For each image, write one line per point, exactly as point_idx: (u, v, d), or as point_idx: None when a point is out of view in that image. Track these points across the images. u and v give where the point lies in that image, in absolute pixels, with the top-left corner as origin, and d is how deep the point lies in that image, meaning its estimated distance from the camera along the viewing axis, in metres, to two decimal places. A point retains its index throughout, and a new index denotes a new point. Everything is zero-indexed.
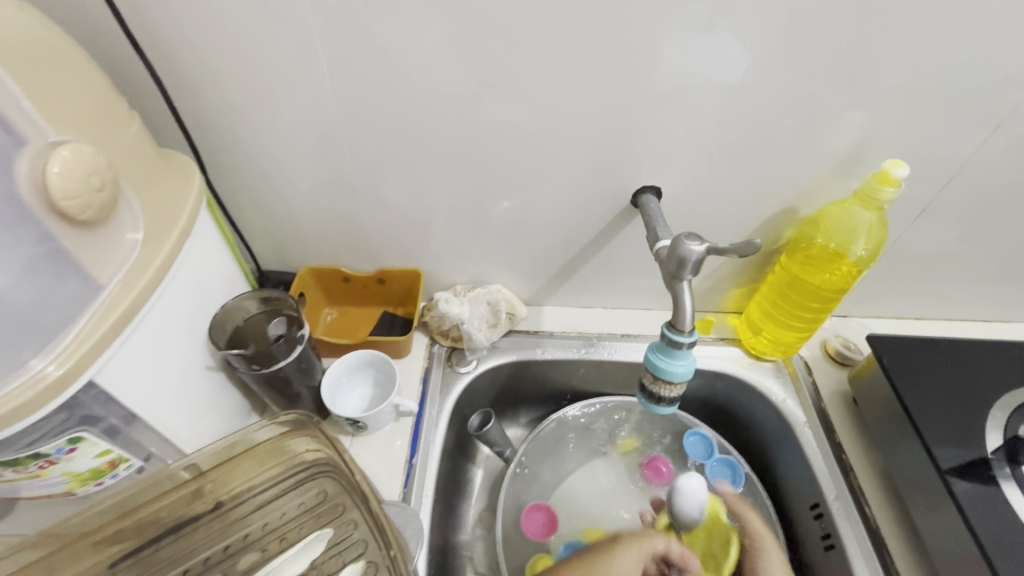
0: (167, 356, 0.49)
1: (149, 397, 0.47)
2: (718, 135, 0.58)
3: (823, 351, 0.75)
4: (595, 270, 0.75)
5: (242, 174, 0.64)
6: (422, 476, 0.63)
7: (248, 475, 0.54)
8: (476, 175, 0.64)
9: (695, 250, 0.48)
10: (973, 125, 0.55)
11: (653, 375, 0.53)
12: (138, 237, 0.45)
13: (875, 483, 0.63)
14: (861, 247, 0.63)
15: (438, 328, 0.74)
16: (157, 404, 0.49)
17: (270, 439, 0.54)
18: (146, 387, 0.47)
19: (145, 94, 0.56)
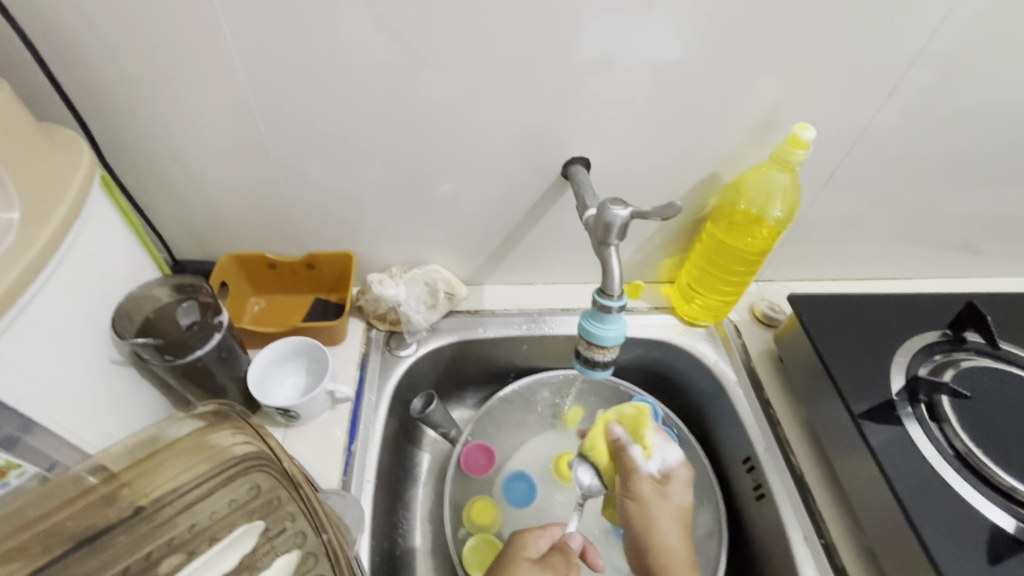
0: (61, 349, 0.44)
1: (43, 396, 0.43)
2: (642, 105, 0.59)
3: (750, 315, 0.79)
4: (532, 246, 0.75)
5: (145, 155, 0.59)
6: (362, 462, 0.61)
7: (168, 477, 0.50)
8: (403, 151, 0.62)
9: (619, 215, 0.49)
10: (871, 92, 0.59)
11: (587, 341, 0.54)
12: (15, 217, 0.41)
13: (799, 434, 0.67)
14: (777, 209, 0.66)
15: (374, 312, 0.72)
16: (55, 403, 0.45)
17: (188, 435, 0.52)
18: (37, 384, 0.42)
19: (22, 67, 0.50)
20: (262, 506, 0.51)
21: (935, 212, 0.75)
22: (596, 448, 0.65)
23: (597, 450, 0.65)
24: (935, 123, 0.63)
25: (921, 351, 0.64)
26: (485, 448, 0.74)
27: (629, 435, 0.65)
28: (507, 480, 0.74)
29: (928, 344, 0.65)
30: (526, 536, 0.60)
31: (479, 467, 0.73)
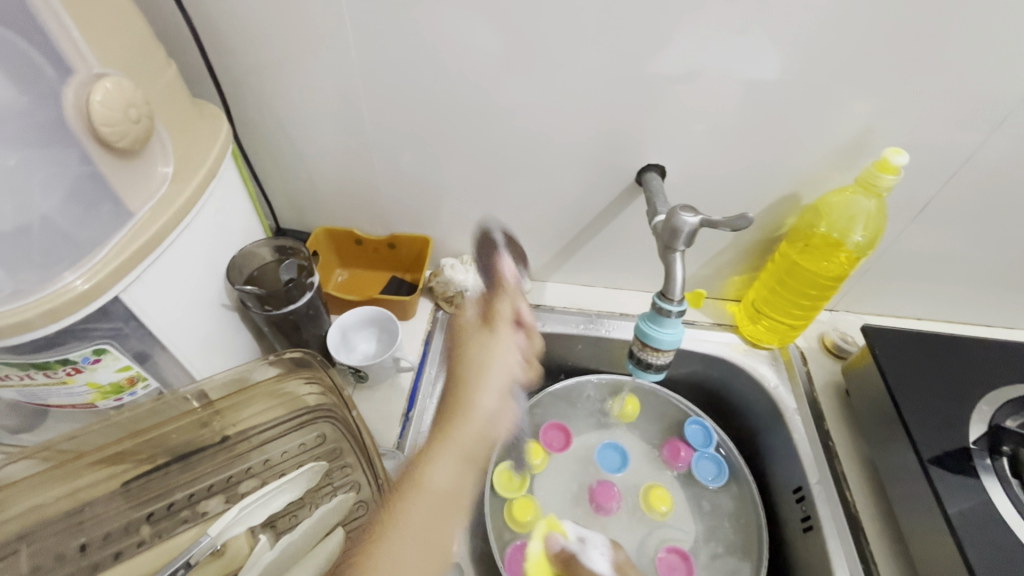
0: (186, 288, 0.52)
1: (170, 326, 0.51)
2: (724, 118, 0.59)
3: (819, 343, 0.76)
4: (598, 249, 0.77)
5: (266, 131, 0.67)
6: (417, 428, 0.66)
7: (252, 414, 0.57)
8: (488, 146, 0.66)
9: (689, 221, 0.50)
10: (975, 123, 0.56)
11: (642, 342, 0.55)
12: (168, 172, 0.47)
13: (858, 472, 0.64)
14: (859, 234, 0.64)
15: (442, 294, 0.77)
16: (177, 334, 0.53)
17: (268, 380, 0.57)
18: (166, 315, 0.50)
19: (185, 49, 0.59)
20: (328, 453, 0.57)
21: None
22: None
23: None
24: None
25: (1010, 403, 0.59)
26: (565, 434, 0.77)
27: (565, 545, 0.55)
28: (600, 449, 0.76)
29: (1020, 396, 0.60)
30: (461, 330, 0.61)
31: (562, 438, 0.76)
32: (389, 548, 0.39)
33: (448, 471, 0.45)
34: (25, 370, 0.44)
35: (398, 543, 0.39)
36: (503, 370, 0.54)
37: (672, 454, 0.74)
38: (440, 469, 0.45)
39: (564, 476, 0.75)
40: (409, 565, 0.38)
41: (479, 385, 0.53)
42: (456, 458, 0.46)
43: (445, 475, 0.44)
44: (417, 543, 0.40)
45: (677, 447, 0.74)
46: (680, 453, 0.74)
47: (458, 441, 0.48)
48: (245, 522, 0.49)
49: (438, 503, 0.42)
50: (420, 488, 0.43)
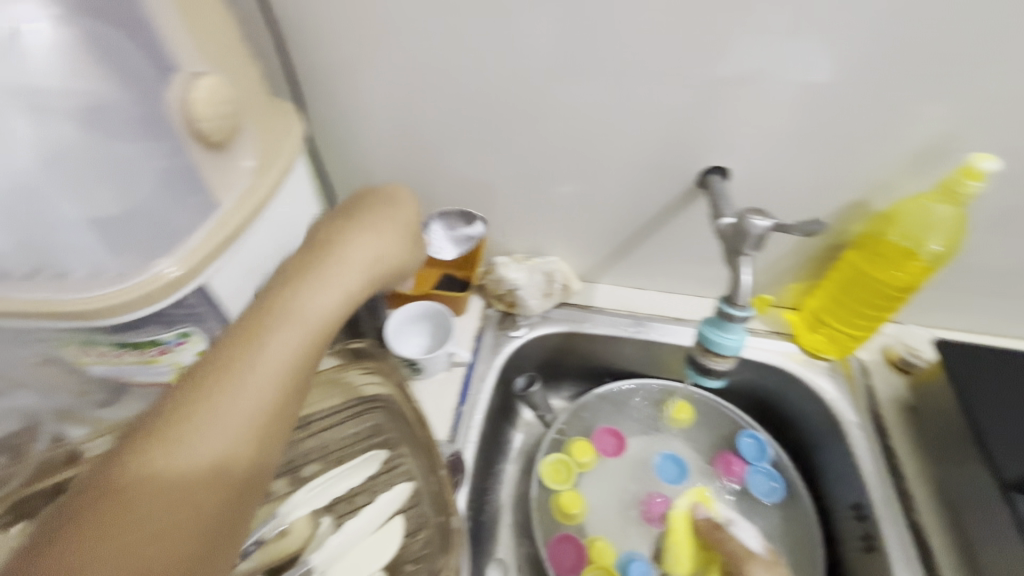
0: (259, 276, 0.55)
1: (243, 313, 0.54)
2: (795, 121, 0.58)
3: (883, 357, 0.73)
4: (653, 252, 0.76)
5: (332, 128, 0.69)
6: (469, 424, 0.66)
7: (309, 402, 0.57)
8: (547, 146, 0.66)
9: (760, 225, 0.49)
10: None
11: (704, 347, 0.54)
12: (251, 165, 0.49)
13: (926, 493, 0.61)
14: (936, 243, 0.61)
15: (493, 292, 0.77)
16: None
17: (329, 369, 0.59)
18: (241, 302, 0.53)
19: (263, 49, 0.61)
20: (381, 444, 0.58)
21: None
22: (677, 556, 0.65)
23: (681, 560, 0.65)
24: None
25: None
26: (619, 438, 0.77)
27: (710, 512, 0.67)
28: (659, 461, 0.75)
29: None
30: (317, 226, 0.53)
31: (618, 442, 0.76)
32: (183, 437, 0.33)
33: (277, 353, 0.39)
34: (119, 349, 0.47)
35: (203, 427, 0.34)
36: (341, 280, 0.46)
37: (724, 468, 0.73)
38: (277, 337, 0.40)
39: (608, 477, 0.75)
40: (217, 454, 0.34)
41: (314, 281, 0.45)
42: (287, 350, 0.40)
43: (287, 341, 0.40)
44: (225, 428, 0.35)
45: (729, 460, 0.73)
46: (732, 466, 0.73)
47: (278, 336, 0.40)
48: (309, 504, 0.51)
49: (261, 400, 0.37)
50: (241, 368, 0.37)
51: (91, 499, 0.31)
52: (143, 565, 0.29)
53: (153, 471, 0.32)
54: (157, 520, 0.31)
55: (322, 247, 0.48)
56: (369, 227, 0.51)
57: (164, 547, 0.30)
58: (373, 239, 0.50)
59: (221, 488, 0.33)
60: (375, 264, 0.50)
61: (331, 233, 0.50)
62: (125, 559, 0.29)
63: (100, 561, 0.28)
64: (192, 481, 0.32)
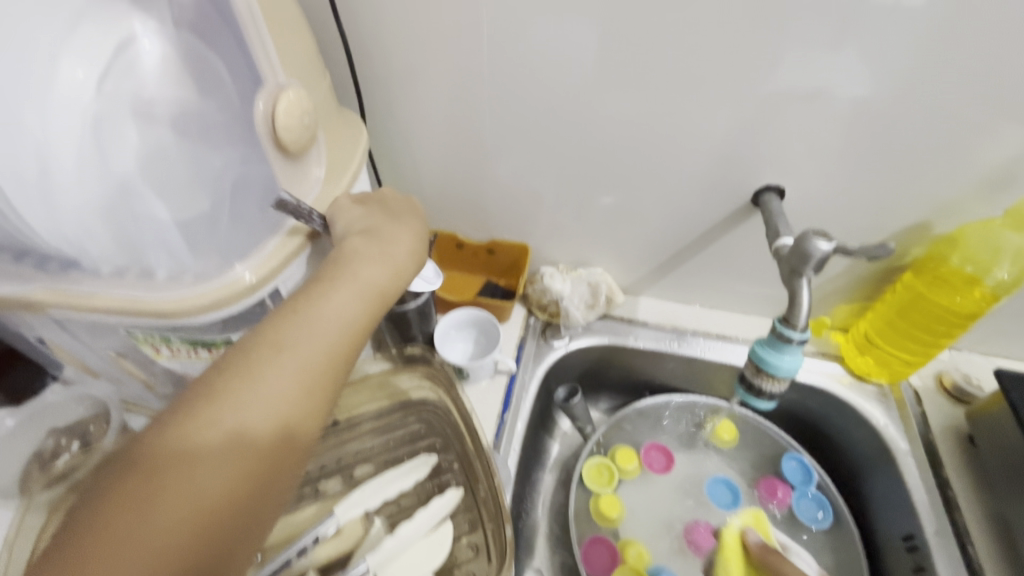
0: None
1: None
2: (857, 142, 0.57)
3: (936, 383, 0.71)
4: (700, 268, 0.76)
5: (390, 138, 0.71)
6: (511, 431, 0.67)
7: (360, 403, 0.61)
8: (600, 160, 0.67)
9: (822, 247, 0.48)
10: None
11: (757, 367, 0.54)
12: (320, 174, 0.51)
13: (983, 528, 0.59)
14: (1003, 270, 0.59)
15: (537, 301, 0.78)
16: None
17: (381, 373, 0.62)
18: None
19: (331, 61, 0.64)
20: (428, 448, 0.59)
21: None
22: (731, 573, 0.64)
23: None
24: None
25: None
26: (666, 454, 0.77)
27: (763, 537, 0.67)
28: (710, 483, 0.75)
29: None
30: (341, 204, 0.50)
31: (664, 460, 0.76)
32: (226, 413, 0.35)
33: (322, 329, 0.41)
34: (193, 346, 0.48)
35: (243, 403, 0.36)
36: (382, 265, 0.47)
37: (768, 493, 0.73)
38: (322, 314, 0.41)
39: (647, 490, 0.75)
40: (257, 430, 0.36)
41: (356, 260, 0.45)
42: (333, 321, 0.42)
43: (330, 319, 0.41)
44: (267, 405, 0.37)
45: (773, 485, 0.73)
46: (777, 492, 0.72)
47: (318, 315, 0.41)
48: (364, 504, 0.52)
49: (297, 372, 0.38)
50: (284, 348, 0.38)
51: (138, 465, 0.33)
52: (161, 531, 0.31)
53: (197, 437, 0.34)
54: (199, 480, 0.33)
55: (358, 229, 0.48)
56: (392, 216, 0.52)
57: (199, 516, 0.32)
58: (403, 228, 0.51)
59: (250, 462, 0.35)
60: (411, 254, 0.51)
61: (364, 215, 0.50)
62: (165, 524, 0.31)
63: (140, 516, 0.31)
64: (227, 451, 0.34)
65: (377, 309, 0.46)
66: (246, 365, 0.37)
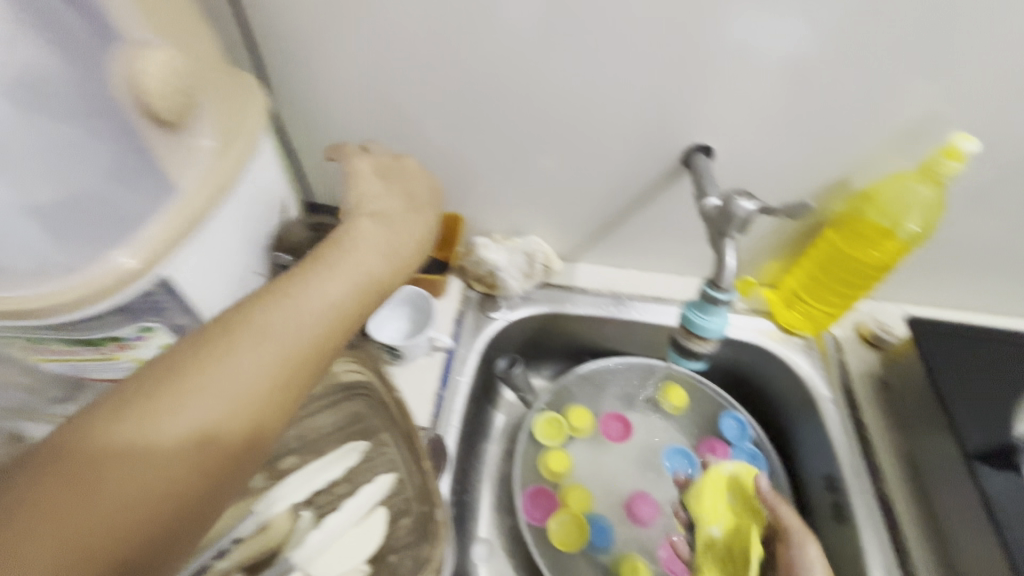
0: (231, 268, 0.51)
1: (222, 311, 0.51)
2: (780, 99, 0.57)
3: (856, 332, 0.75)
4: (634, 231, 0.75)
5: (301, 103, 0.65)
6: (450, 408, 0.65)
7: None
8: (529, 123, 0.64)
9: (745, 207, 0.48)
10: None
11: (686, 330, 0.54)
12: (209, 144, 0.45)
13: (894, 463, 0.64)
14: (913, 223, 0.61)
15: (473, 273, 0.75)
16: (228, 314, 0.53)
17: None
18: (216, 298, 0.49)
19: (221, 16, 0.56)
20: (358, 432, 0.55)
21: None
22: (707, 505, 0.63)
23: (711, 511, 0.63)
24: None
25: None
26: (620, 418, 0.79)
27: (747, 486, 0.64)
28: (669, 452, 0.76)
29: None
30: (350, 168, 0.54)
31: (625, 426, 0.78)
32: (183, 399, 0.31)
33: (302, 317, 0.37)
34: (73, 346, 0.44)
35: (212, 381, 0.32)
36: (385, 243, 0.48)
37: (708, 453, 0.75)
38: (310, 294, 0.39)
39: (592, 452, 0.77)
40: (210, 417, 0.31)
41: (364, 238, 0.47)
42: (320, 307, 0.39)
43: (320, 296, 0.40)
44: (232, 388, 0.33)
45: (712, 446, 0.75)
46: (716, 452, 0.74)
47: (307, 292, 0.39)
48: (288, 499, 0.50)
49: (286, 355, 0.36)
50: (265, 331, 0.35)
51: (48, 461, 0.28)
52: (79, 532, 0.26)
53: (147, 423, 0.30)
54: (143, 472, 0.29)
55: (368, 210, 0.51)
56: (404, 195, 0.55)
57: (104, 532, 0.27)
58: (413, 214, 0.53)
59: (199, 461, 0.30)
60: (419, 240, 0.52)
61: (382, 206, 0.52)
62: (99, 523, 0.27)
63: (50, 519, 0.26)
64: (182, 444, 0.30)
65: (370, 296, 0.44)
66: (217, 342, 0.34)
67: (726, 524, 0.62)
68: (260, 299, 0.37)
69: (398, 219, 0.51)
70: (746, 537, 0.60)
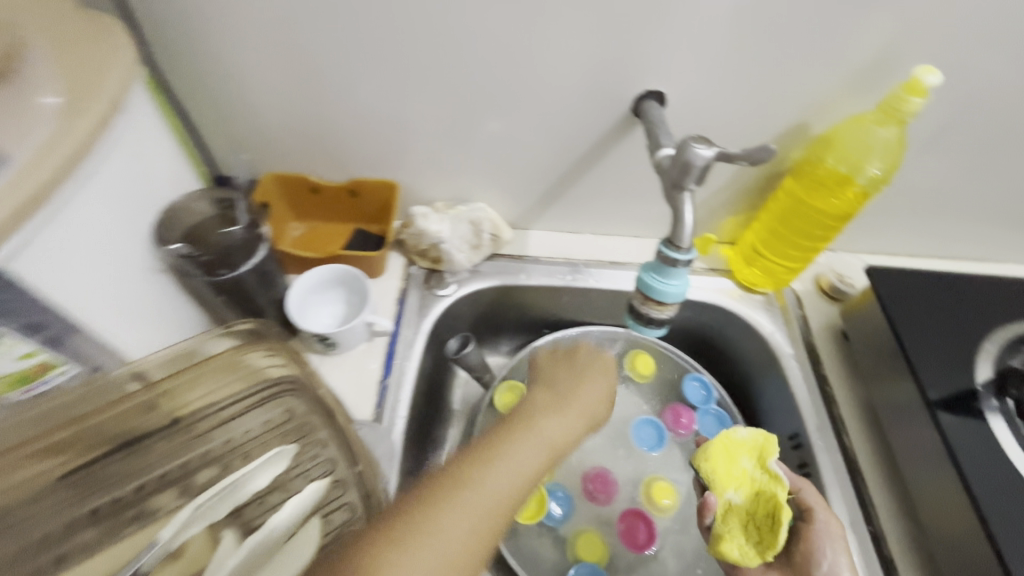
0: (116, 262, 0.44)
1: (107, 312, 0.43)
2: (734, 34, 0.52)
3: (815, 286, 0.73)
4: (587, 191, 0.70)
5: (194, 57, 0.56)
6: (396, 397, 0.59)
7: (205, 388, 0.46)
8: (462, 71, 0.57)
9: (702, 154, 0.43)
10: (997, 42, 0.51)
11: (644, 296, 0.49)
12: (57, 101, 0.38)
13: (857, 417, 0.63)
14: (874, 166, 0.59)
15: (415, 248, 0.68)
16: (114, 316, 0.44)
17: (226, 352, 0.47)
18: (99, 300, 0.42)
19: None
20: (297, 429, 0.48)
21: None
22: (720, 468, 0.50)
23: (726, 476, 0.49)
24: None
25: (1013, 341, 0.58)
26: None
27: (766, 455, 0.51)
28: (637, 424, 0.70)
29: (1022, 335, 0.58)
30: (601, 356, 0.57)
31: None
32: (439, 522, 0.36)
33: (530, 459, 0.42)
34: None
35: (442, 536, 0.35)
36: (551, 432, 0.46)
37: (674, 420, 0.71)
38: (505, 462, 0.41)
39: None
40: (447, 560, 0.35)
41: (535, 412, 0.48)
42: (541, 446, 0.44)
43: (515, 472, 0.41)
44: (465, 520, 0.36)
45: (678, 412, 0.71)
46: (682, 418, 0.70)
47: (502, 456, 0.41)
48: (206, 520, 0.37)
49: (486, 517, 0.37)
50: (469, 490, 0.38)
51: (377, 535, 0.34)
52: None
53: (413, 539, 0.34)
54: None
55: (540, 377, 0.54)
56: (575, 368, 0.55)
57: None
58: (600, 376, 0.55)
59: None
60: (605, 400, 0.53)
61: (569, 350, 0.57)
62: None
63: None
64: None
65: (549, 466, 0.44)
66: (467, 477, 0.39)
67: (747, 491, 0.49)
68: (468, 460, 0.40)
69: (584, 386, 0.53)
70: (773, 503, 0.47)
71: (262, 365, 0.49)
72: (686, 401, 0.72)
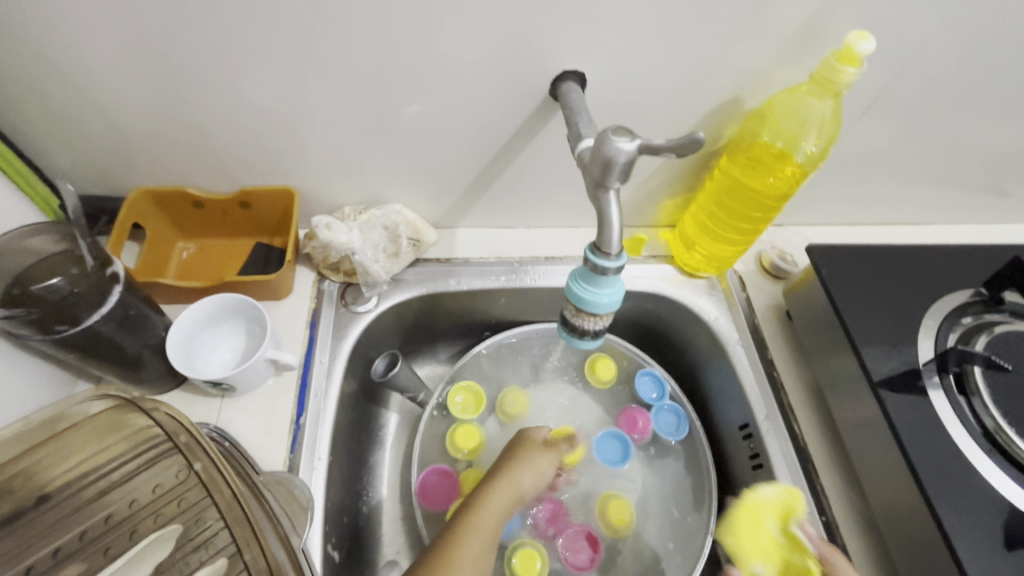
0: None
1: None
2: (654, 3, 0.46)
3: (757, 265, 0.70)
4: (513, 184, 0.63)
5: (7, 55, 0.45)
6: (313, 437, 0.53)
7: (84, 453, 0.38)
8: (350, 56, 0.48)
9: (624, 148, 0.38)
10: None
11: (576, 307, 0.44)
12: None
13: (805, 400, 0.61)
14: (811, 143, 0.55)
15: (324, 261, 0.60)
16: None
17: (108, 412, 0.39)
18: None
19: None
20: (200, 485, 0.37)
21: (981, 148, 0.64)
22: (745, 540, 0.49)
23: (751, 546, 0.48)
24: (1000, 39, 0.51)
25: (953, 313, 0.57)
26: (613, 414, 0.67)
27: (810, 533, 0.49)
28: (601, 438, 0.66)
29: (960, 305, 0.57)
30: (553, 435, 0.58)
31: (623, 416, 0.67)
32: None
33: (489, 532, 0.46)
34: None
35: None
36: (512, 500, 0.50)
37: (629, 426, 0.67)
38: (471, 546, 0.44)
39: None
40: None
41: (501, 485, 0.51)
42: (506, 510, 0.49)
43: (477, 554, 0.44)
44: None
45: (633, 418, 0.67)
46: (637, 424, 0.66)
47: (468, 542, 0.44)
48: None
49: None
50: None
51: None
52: None
53: None
54: None
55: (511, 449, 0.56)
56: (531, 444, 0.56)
57: None
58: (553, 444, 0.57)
59: None
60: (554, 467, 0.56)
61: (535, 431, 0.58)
62: None
63: None
64: None
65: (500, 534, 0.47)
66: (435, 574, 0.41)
67: (774, 563, 0.47)
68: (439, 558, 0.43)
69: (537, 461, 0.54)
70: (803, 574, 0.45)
71: (146, 422, 0.39)
72: (642, 402, 0.68)
